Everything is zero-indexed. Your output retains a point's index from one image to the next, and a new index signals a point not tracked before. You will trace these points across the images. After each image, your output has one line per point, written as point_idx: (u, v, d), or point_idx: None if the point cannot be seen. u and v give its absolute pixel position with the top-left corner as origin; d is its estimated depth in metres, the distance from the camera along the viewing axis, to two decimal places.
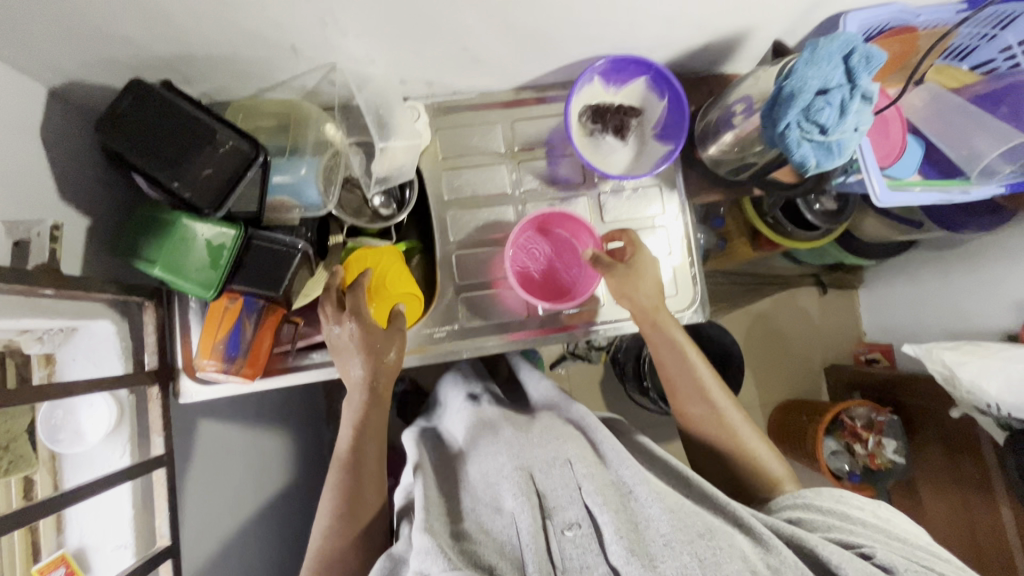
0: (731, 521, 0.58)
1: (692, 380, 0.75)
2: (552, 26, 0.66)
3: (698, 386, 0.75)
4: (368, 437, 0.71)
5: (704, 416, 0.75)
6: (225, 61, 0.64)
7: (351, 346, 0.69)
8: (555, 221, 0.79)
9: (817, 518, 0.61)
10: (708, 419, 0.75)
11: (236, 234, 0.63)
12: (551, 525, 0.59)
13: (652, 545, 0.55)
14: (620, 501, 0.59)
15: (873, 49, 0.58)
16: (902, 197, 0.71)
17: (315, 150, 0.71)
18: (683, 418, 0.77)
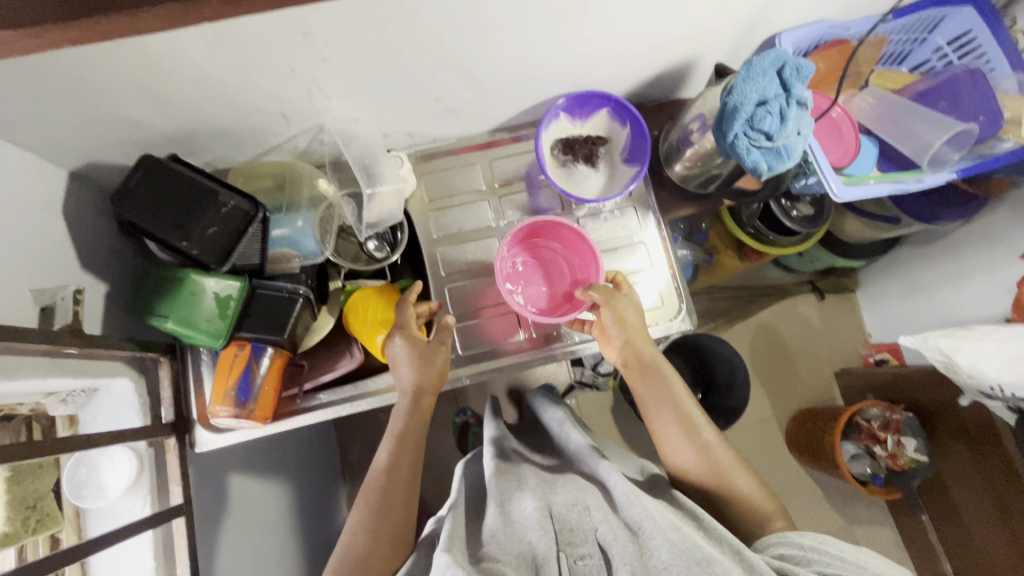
0: (730, 551, 0.57)
1: (682, 426, 0.76)
2: (514, 72, 0.74)
3: (690, 434, 0.75)
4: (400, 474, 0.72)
5: (693, 453, 0.74)
6: (225, 132, 0.72)
7: (404, 359, 0.75)
8: (546, 230, 0.85)
9: (799, 552, 0.60)
10: (700, 468, 0.74)
11: (242, 284, 0.69)
12: (564, 555, 0.60)
13: (653, 569, 0.55)
14: (631, 540, 0.58)
15: (802, 61, 0.65)
16: (858, 191, 0.75)
17: (310, 204, 0.78)
18: (675, 468, 0.76)
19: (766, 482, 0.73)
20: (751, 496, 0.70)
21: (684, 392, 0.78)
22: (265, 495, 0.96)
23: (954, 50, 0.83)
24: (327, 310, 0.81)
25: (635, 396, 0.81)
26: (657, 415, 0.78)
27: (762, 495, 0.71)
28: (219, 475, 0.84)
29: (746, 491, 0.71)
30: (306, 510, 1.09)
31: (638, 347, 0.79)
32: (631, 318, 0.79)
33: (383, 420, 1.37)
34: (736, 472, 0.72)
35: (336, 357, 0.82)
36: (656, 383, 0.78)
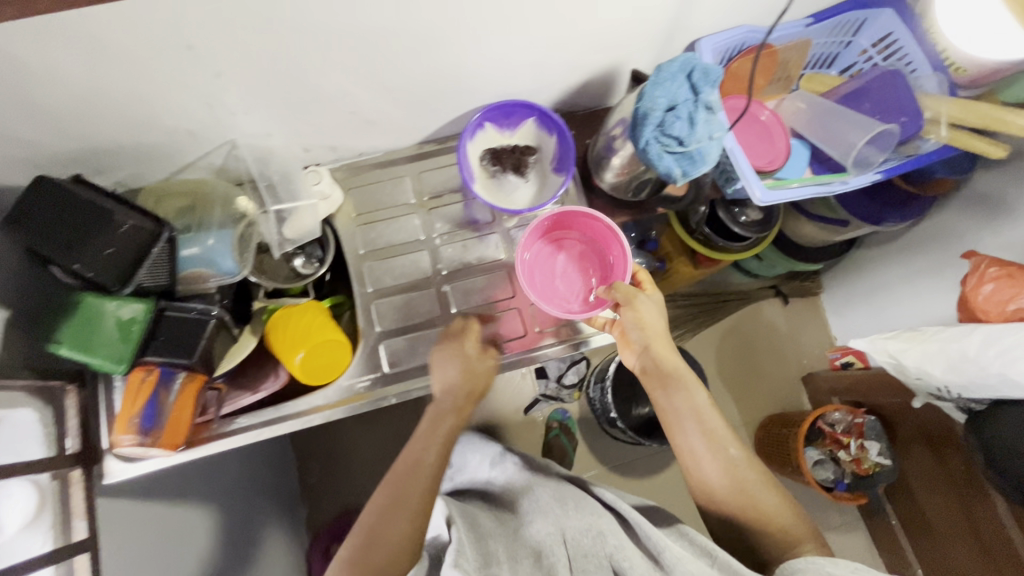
0: None
1: (706, 442, 0.74)
2: (428, 83, 0.73)
3: (715, 450, 0.73)
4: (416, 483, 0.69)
5: (716, 469, 0.73)
6: (131, 152, 0.70)
7: (447, 354, 0.77)
8: (579, 222, 0.82)
9: None
10: (724, 487, 0.72)
11: (145, 306, 0.67)
12: None
13: None
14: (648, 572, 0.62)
15: (709, 66, 0.64)
16: (780, 194, 0.75)
17: (223, 223, 0.75)
18: (697, 482, 0.75)
19: (790, 498, 0.73)
20: (776, 516, 0.71)
21: (709, 405, 0.75)
22: (209, 523, 0.92)
23: (879, 52, 0.83)
24: (249, 331, 0.80)
25: (654, 406, 0.77)
26: (678, 428, 0.76)
27: (786, 513, 0.71)
28: (152, 504, 0.81)
29: (771, 511, 0.71)
30: (259, 537, 1.05)
31: (660, 356, 0.76)
32: (650, 323, 0.76)
33: (342, 441, 1.34)
34: (758, 488, 0.72)
35: (258, 378, 0.80)
36: (681, 396, 0.75)
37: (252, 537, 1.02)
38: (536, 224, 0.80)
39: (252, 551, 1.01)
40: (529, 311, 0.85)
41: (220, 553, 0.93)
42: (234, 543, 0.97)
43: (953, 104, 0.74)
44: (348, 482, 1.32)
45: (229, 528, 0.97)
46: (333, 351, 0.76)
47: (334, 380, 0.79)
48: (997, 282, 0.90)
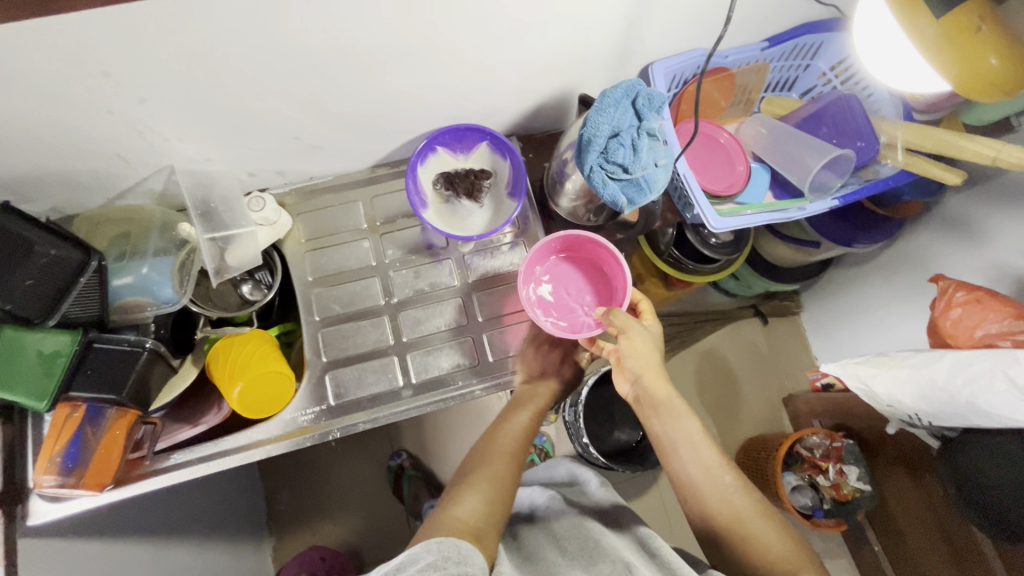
0: None
1: (699, 471, 0.71)
2: (371, 107, 0.71)
3: (709, 479, 0.70)
4: (499, 460, 0.72)
5: (715, 498, 0.70)
6: (62, 179, 0.68)
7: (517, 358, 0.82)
8: (587, 246, 0.82)
9: None
10: (721, 519, 0.69)
11: (71, 338, 0.63)
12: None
13: None
14: None
15: (654, 91, 0.62)
16: (736, 220, 0.73)
17: (161, 250, 0.73)
18: (694, 515, 0.71)
19: (791, 529, 0.68)
20: (775, 549, 0.66)
21: (702, 433, 0.73)
22: (162, 560, 0.87)
23: (838, 76, 0.83)
24: (191, 360, 0.77)
25: (648, 434, 0.76)
26: (672, 457, 0.73)
27: (788, 546, 0.66)
28: (95, 542, 0.76)
29: (768, 542, 0.66)
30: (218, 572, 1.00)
31: (650, 383, 0.74)
32: (642, 351, 0.74)
33: (309, 468, 1.29)
34: (755, 518, 0.68)
35: (201, 412, 0.78)
36: (674, 423, 0.73)
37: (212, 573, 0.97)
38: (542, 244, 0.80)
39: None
40: (484, 340, 0.83)
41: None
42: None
43: (908, 128, 0.72)
44: (316, 510, 1.27)
45: (186, 563, 0.92)
46: (276, 382, 0.73)
47: (278, 413, 0.76)
48: (965, 307, 0.89)
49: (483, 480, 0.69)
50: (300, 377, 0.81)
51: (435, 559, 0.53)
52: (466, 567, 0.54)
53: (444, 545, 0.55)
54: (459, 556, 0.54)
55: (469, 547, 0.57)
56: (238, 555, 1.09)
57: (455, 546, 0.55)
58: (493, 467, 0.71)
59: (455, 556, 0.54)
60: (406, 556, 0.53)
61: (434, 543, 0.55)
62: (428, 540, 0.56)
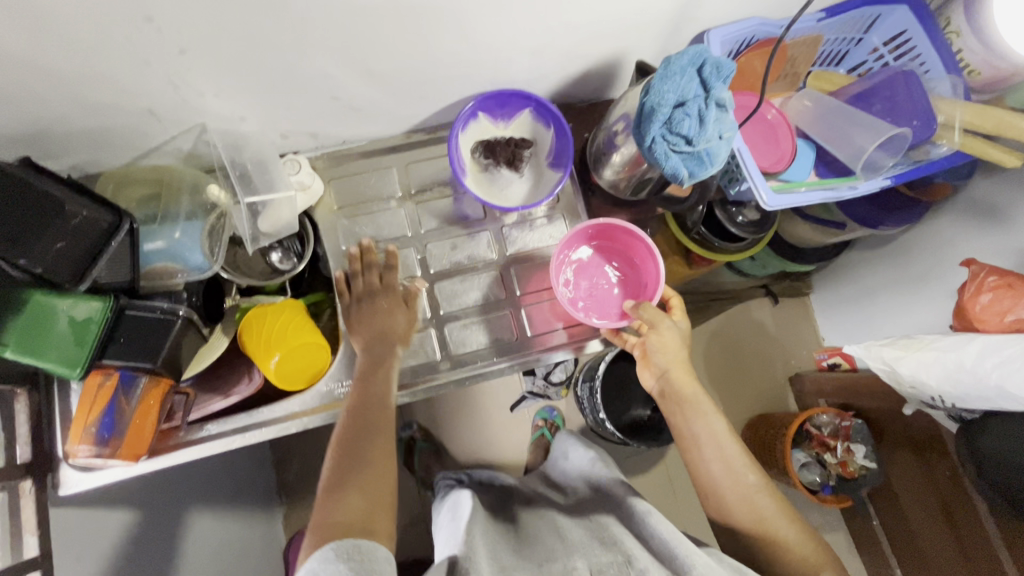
0: None
1: (723, 469, 0.71)
2: (418, 68, 0.68)
3: (731, 478, 0.70)
4: (377, 439, 0.65)
5: (736, 496, 0.70)
6: (91, 136, 0.64)
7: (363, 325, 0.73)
8: (622, 237, 0.81)
9: None
10: (743, 516, 0.70)
11: (103, 305, 0.60)
12: None
13: None
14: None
15: (722, 59, 0.60)
16: (789, 198, 0.72)
17: (192, 214, 0.70)
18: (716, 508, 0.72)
19: (811, 529, 0.69)
20: (794, 546, 0.67)
21: (728, 432, 0.73)
22: (185, 530, 0.86)
23: (891, 51, 0.80)
24: (221, 330, 0.74)
25: (670, 428, 0.76)
26: (695, 453, 0.73)
27: (805, 543, 0.67)
28: (123, 511, 0.75)
29: (789, 543, 0.67)
30: (234, 541, 0.99)
31: (676, 379, 0.75)
32: (672, 346, 0.75)
33: (322, 438, 1.28)
34: (776, 515, 0.69)
35: (232, 381, 0.75)
36: (700, 421, 0.73)
37: (227, 543, 0.96)
38: (578, 229, 0.78)
39: (227, 557, 0.95)
40: (523, 314, 0.81)
41: (200, 561, 0.87)
42: (212, 549, 0.91)
43: (967, 109, 0.71)
44: None
45: (206, 533, 0.91)
46: (313, 353, 0.72)
47: (314, 385, 0.74)
48: (994, 292, 0.86)
49: (361, 465, 0.62)
50: (336, 348, 0.79)
51: (342, 568, 0.50)
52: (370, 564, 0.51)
53: (340, 548, 0.52)
54: (360, 556, 0.52)
55: (370, 542, 0.54)
56: (251, 525, 1.08)
57: (356, 547, 0.53)
58: (367, 453, 0.63)
59: (356, 558, 0.51)
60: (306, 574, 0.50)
61: (328, 550, 0.52)
62: (325, 549, 0.52)
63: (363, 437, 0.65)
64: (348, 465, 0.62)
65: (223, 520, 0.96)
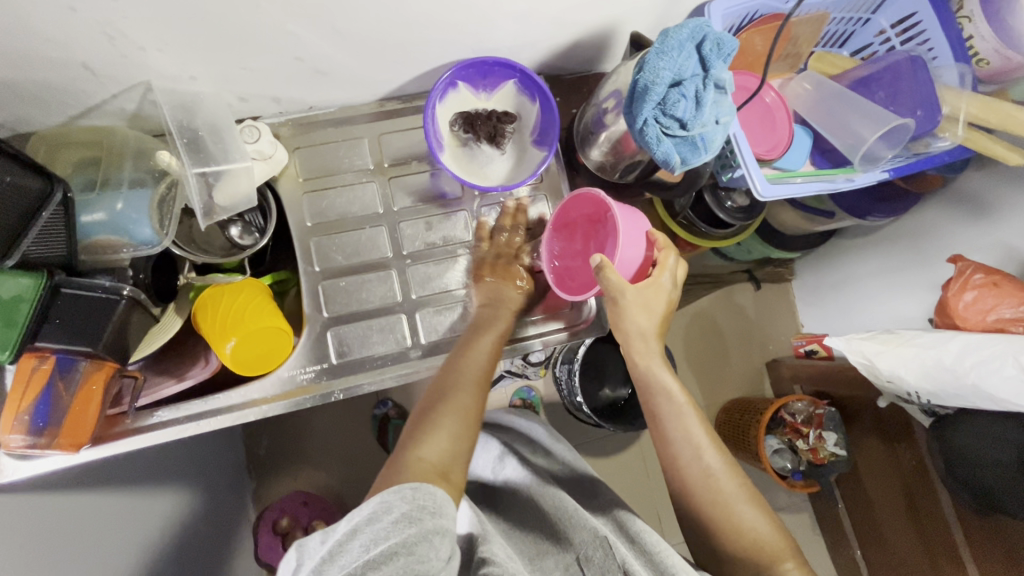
0: None
1: (684, 448, 0.68)
2: (391, 30, 0.61)
3: (693, 458, 0.67)
4: (468, 386, 0.63)
5: (698, 478, 0.66)
6: (18, 92, 0.57)
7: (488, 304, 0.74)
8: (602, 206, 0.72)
9: None
10: (706, 501, 0.66)
11: (35, 282, 0.54)
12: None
13: None
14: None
15: (724, 35, 0.55)
16: (783, 188, 0.68)
17: (137, 183, 0.64)
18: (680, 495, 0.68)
19: (777, 516, 0.65)
20: (754, 532, 0.63)
21: (690, 411, 0.70)
22: (145, 513, 0.82)
23: (898, 35, 0.76)
24: (174, 309, 0.69)
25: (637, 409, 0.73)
26: (659, 433, 0.70)
27: (768, 529, 0.64)
28: (73, 497, 0.70)
29: (755, 529, 0.63)
30: (198, 522, 0.95)
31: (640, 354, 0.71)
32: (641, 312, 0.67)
33: (295, 415, 1.24)
34: (740, 502, 0.65)
35: (186, 365, 0.70)
36: (664, 398, 0.70)
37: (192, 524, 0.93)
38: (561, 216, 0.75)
39: (193, 538, 0.92)
40: None
41: (164, 544, 0.83)
42: (173, 531, 0.87)
43: (974, 101, 0.68)
44: (299, 458, 1.23)
45: (174, 514, 0.87)
46: (273, 338, 0.67)
47: (274, 372, 0.70)
48: (979, 290, 0.85)
49: (452, 408, 0.60)
50: (299, 332, 0.74)
51: (407, 511, 0.48)
52: (441, 520, 0.49)
53: (419, 491, 0.50)
54: (433, 506, 0.49)
55: (445, 496, 0.51)
56: (215, 502, 1.04)
57: (431, 495, 0.50)
58: (456, 399, 0.61)
59: (429, 509, 0.49)
60: (381, 502, 0.49)
61: (408, 489, 0.49)
62: (398, 485, 0.50)
63: (454, 385, 0.63)
64: (433, 409, 0.61)
65: (185, 501, 0.92)
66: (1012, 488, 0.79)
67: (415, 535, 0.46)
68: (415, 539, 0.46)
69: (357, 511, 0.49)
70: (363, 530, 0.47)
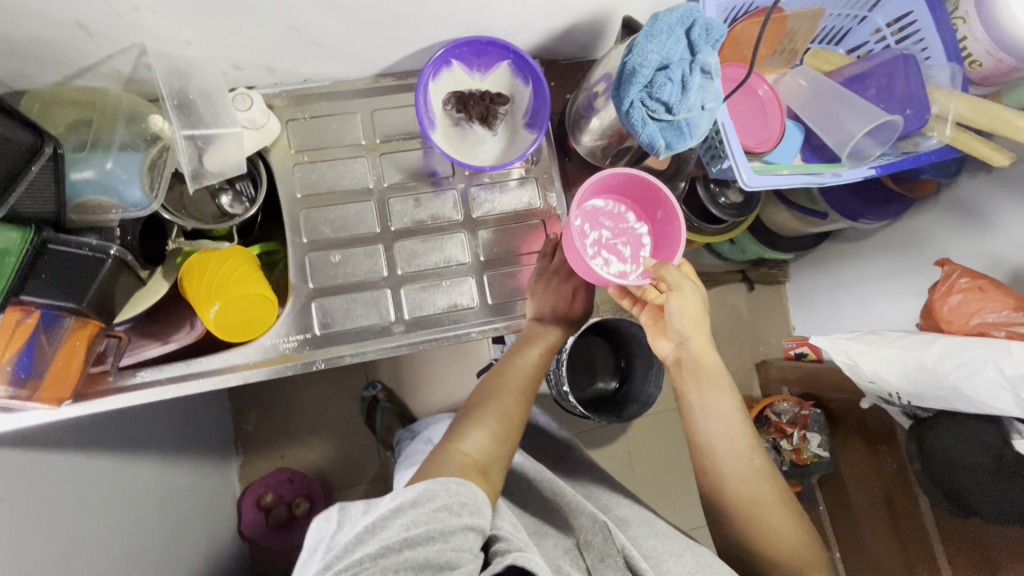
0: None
1: (726, 444, 0.71)
2: (387, 5, 0.61)
3: (736, 457, 0.70)
4: (507, 397, 0.72)
5: (738, 477, 0.69)
6: (13, 48, 0.58)
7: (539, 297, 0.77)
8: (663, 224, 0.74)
9: None
10: (739, 497, 0.69)
11: (22, 235, 0.55)
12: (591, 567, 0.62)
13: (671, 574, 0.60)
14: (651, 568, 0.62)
15: (713, 21, 0.55)
16: (769, 179, 0.68)
17: (129, 144, 0.64)
18: (716, 489, 0.71)
19: (805, 522, 0.69)
20: (786, 538, 0.67)
21: (738, 412, 0.72)
22: (133, 478, 0.83)
23: (893, 33, 0.76)
24: (161, 274, 0.69)
25: (681, 398, 0.75)
26: (705, 429, 0.72)
27: (798, 538, 0.67)
28: (58, 454, 0.70)
29: (778, 532, 0.67)
30: (182, 490, 0.96)
31: (696, 349, 0.73)
32: (691, 312, 0.71)
33: (283, 391, 1.25)
34: (772, 507, 0.68)
35: (172, 329, 0.72)
36: (714, 397, 0.72)
37: (178, 493, 0.94)
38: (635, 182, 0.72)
39: (179, 506, 0.93)
40: (486, 280, 0.78)
41: (143, 510, 0.83)
42: (156, 496, 0.87)
43: (963, 101, 0.69)
44: (285, 435, 1.24)
45: (154, 480, 0.87)
46: (257, 307, 0.67)
47: (257, 338, 0.71)
48: (965, 294, 0.85)
49: (491, 414, 0.70)
50: (284, 302, 0.75)
51: (448, 506, 0.54)
52: (477, 517, 0.55)
53: (463, 487, 0.56)
54: (472, 506, 0.55)
55: (482, 495, 0.58)
56: (200, 473, 1.04)
57: (472, 494, 0.56)
58: (500, 404, 0.71)
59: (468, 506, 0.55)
60: (423, 489, 0.55)
61: (452, 482, 0.56)
62: (443, 477, 0.57)
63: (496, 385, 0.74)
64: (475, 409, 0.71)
65: (171, 469, 0.92)
66: (984, 490, 0.80)
67: (453, 526, 0.52)
68: (452, 529, 0.51)
69: (402, 493, 0.54)
70: (406, 510, 0.52)
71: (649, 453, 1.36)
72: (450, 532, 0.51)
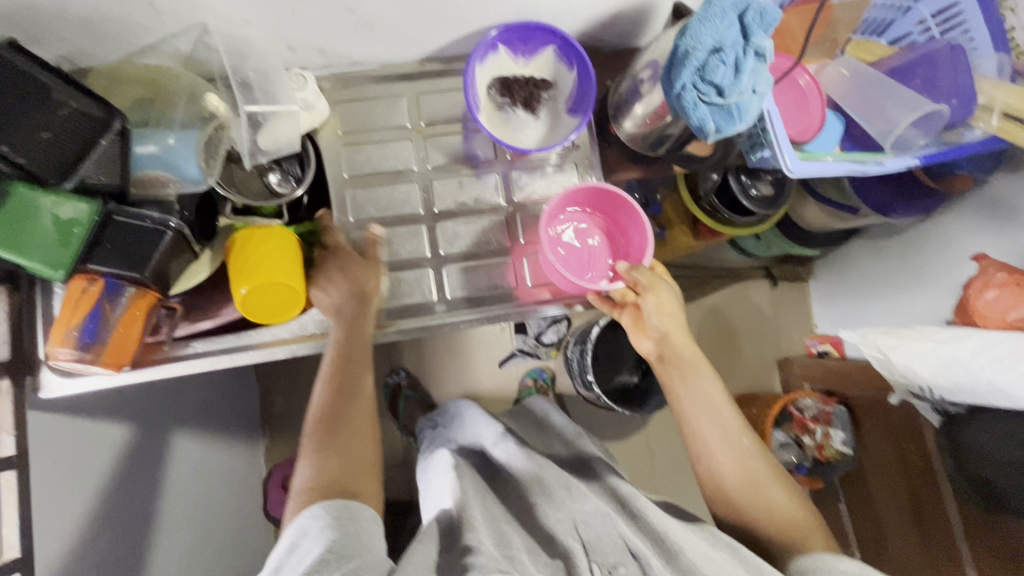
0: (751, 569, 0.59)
1: (715, 430, 0.70)
2: None
3: (726, 441, 0.70)
4: (355, 403, 0.66)
5: (729, 460, 0.69)
6: (84, 24, 0.60)
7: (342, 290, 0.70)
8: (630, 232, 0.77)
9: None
10: (735, 479, 0.69)
11: (91, 208, 0.57)
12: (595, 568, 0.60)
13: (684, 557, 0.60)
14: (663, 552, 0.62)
15: (767, 5, 0.56)
16: (814, 167, 0.69)
17: (189, 121, 0.66)
18: (709, 474, 0.71)
19: (801, 494, 0.70)
20: (784, 509, 0.68)
21: (723, 395, 0.72)
22: (165, 452, 0.85)
23: (939, 24, 0.75)
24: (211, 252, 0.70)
25: (666, 394, 0.74)
26: (692, 419, 0.72)
27: (796, 507, 0.68)
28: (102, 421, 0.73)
29: (775, 505, 0.68)
30: (211, 465, 0.98)
31: (677, 342, 0.73)
32: (669, 309, 0.73)
33: (312, 373, 1.27)
34: (769, 481, 0.69)
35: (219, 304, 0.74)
36: (698, 385, 0.72)
37: (206, 469, 0.96)
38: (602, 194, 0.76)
39: (207, 482, 0.95)
40: (524, 264, 0.79)
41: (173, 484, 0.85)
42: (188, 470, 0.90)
43: (1010, 91, 0.68)
44: None
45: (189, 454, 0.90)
46: (298, 285, 0.68)
47: (304, 313, 0.73)
48: (1001, 289, 0.84)
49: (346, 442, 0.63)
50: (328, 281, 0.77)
51: (327, 523, 0.53)
52: (360, 521, 0.55)
53: (331, 507, 0.55)
54: (350, 514, 0.55)
55: (359, 503, 0.57)
56: (229, 450, 1.06)
57: (346, 507, 0.56)
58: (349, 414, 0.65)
59: (347, 517, 0.54)
60: (295, 533, 0.54)
61: (318, 509, 0.55)
62: (314, 510, 0.56)
63: (345, 419, 0.65)
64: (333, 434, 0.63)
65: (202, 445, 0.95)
66: (1016, 486, 0.80)
67: (341, 537, 0.52)
68: (341, 540, 0.52)
69: (276, 547, 0.53)
70: (289, 558, 0.51)
71: (668, 446, 1.37)
72: (341, 543, 0.51)
